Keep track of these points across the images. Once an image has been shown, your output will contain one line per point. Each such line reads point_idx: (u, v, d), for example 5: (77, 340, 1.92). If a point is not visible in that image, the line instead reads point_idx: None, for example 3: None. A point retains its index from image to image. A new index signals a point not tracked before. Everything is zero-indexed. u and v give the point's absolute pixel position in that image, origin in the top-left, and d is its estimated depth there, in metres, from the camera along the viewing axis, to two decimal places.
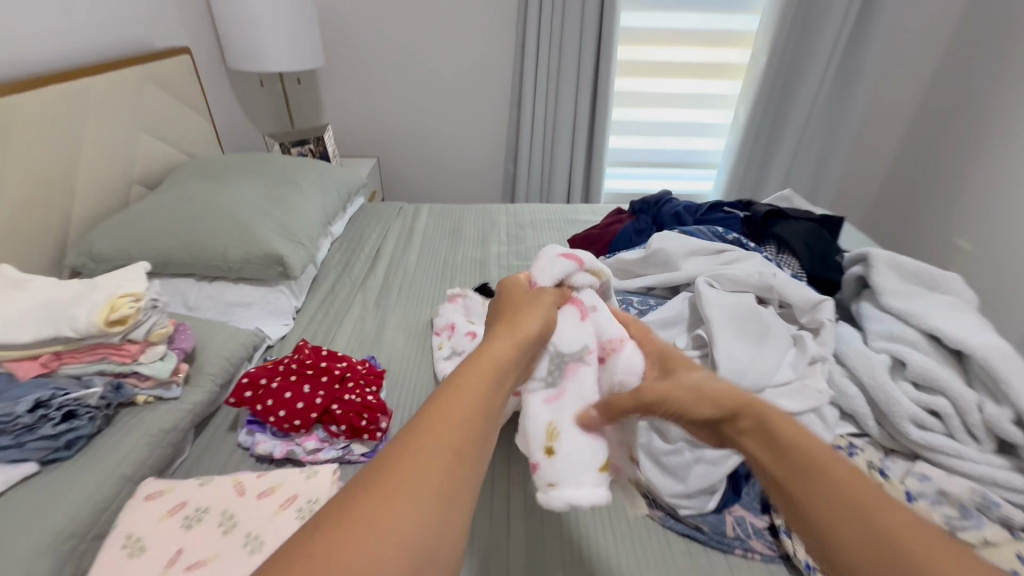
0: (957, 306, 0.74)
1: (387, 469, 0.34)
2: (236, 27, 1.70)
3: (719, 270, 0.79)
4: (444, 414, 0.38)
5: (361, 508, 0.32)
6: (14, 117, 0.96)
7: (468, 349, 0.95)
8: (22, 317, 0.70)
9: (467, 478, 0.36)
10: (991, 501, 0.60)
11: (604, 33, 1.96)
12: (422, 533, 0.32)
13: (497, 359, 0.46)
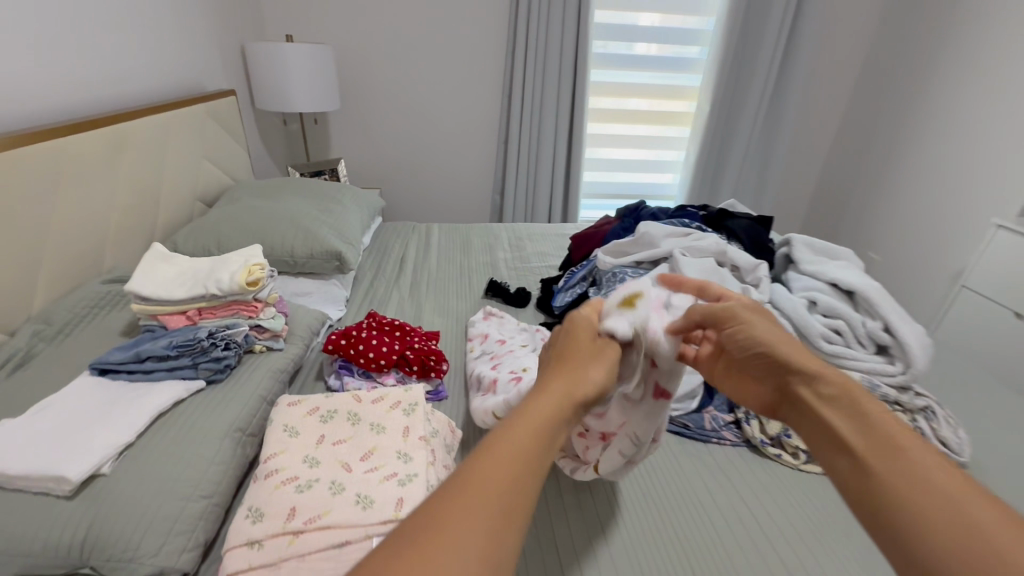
0: (849, 266, 1.08)
1: (473, 479, 0.37)
2: (269, 74, 1.97)
3: (689, 245, 1.10)
4: (518, 437, 0.41)
5: (451, 511, 0.35)
6: (126, 138, 1.19)
7: (498, 349, 1.08)
8: (176, 281, 0.93)
9: (517, 527, 0.36)
10: (875, 383, 0.90)
11: (578, 86, 2.36)
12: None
13: (538, 413, 0.44)
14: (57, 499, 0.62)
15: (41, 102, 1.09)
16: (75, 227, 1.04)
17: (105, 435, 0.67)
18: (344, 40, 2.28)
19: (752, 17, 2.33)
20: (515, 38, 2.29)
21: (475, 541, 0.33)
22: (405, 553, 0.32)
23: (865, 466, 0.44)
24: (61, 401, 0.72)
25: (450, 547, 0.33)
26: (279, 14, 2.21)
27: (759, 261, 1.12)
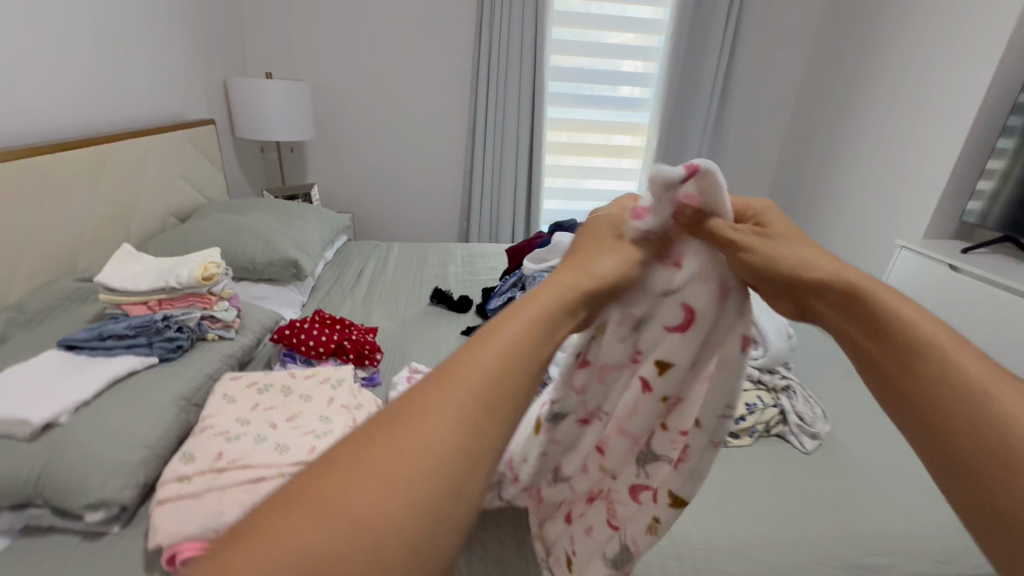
0: None
1: (453, 369, 0.33)
2: (247, 106, 2.17)
3: None
4: (508, 332, 0.35)
5: (432, 398, 0.31)
6: (110, 156, 1.35)
7: None
8: (140, 275, 1.08)
9: (483, 447, 0.31)
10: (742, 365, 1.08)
11: (535, 120, 2.58)
12: (428, 493, 0.27)
13: (517, 329, 0.35)
14: (18, 441, 0.74)
15: (34, 122, 1.25)
16: (55, 230, 1.18)
17: (63, 393, 0.80)
18: (321, 78, 2.51)
19: (691, 62, 2.60)
20: (477, 78, 2.52)
21: (455, 427, 0.30)
22: (324, 484, 0.26)
23: (900, 373, 0.35)
24: (29, 367, 0.85)
25: (422, 435, 0.29)
26: (262, 55, 2.44)
27: None
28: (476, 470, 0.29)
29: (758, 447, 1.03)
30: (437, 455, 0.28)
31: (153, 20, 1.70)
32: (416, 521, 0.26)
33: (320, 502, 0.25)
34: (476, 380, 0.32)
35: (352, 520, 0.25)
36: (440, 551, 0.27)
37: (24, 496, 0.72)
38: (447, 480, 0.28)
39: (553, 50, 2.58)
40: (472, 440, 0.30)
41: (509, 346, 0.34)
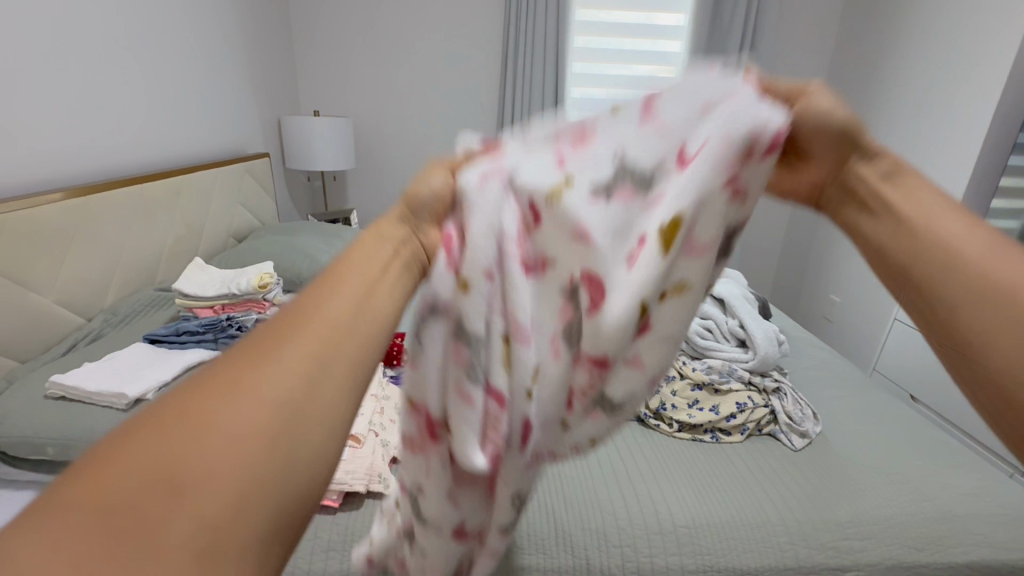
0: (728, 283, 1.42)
1: (253, 352, 0.31)
2: (296, 141, 2.42)
3: None
4: (332, 293, 0.35)
5: (263, 345, 0.31)
6: (186, 186, 1.60)
7: None
8: (208, 283, 1.28)
9: (336, 370, 0.32)
10: (732, 368, 1.20)
11: None
12: (267, 412, 0.28)
13: (354, 286, 0.37)
14: (115, 411, 0.92)
15: (124, 158, 1.51)
16: (142, 248, 1.41)
17: (150, 375, 0.98)
18: (362, 114, 2.77)
19: None
20: (504, 109, 2.71)
21: (266, 390, 0.29)
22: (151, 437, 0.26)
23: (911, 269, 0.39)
24: (123, 355, 1.04)
25: (244, 382, 0.29)
26: (311, 94, 2.72)
27: None
28: (301, 421, 0.29)
29: (748, 443, 1.10)
30: (263, 382, 0.29)
31: (219, 68, 1.97)
32: (276, 434, 0.28)
33: (119, 477, 0.25)
34: (323, 321, 0.33)
35: (190, 483, 0.25)
36: (287, 473, 0.27)
37: None
38: (287, 406, 0.29)
39: (576, 84, 2.75)
40: (291, 390, 0.29)
41: (346, 301, 0.35)
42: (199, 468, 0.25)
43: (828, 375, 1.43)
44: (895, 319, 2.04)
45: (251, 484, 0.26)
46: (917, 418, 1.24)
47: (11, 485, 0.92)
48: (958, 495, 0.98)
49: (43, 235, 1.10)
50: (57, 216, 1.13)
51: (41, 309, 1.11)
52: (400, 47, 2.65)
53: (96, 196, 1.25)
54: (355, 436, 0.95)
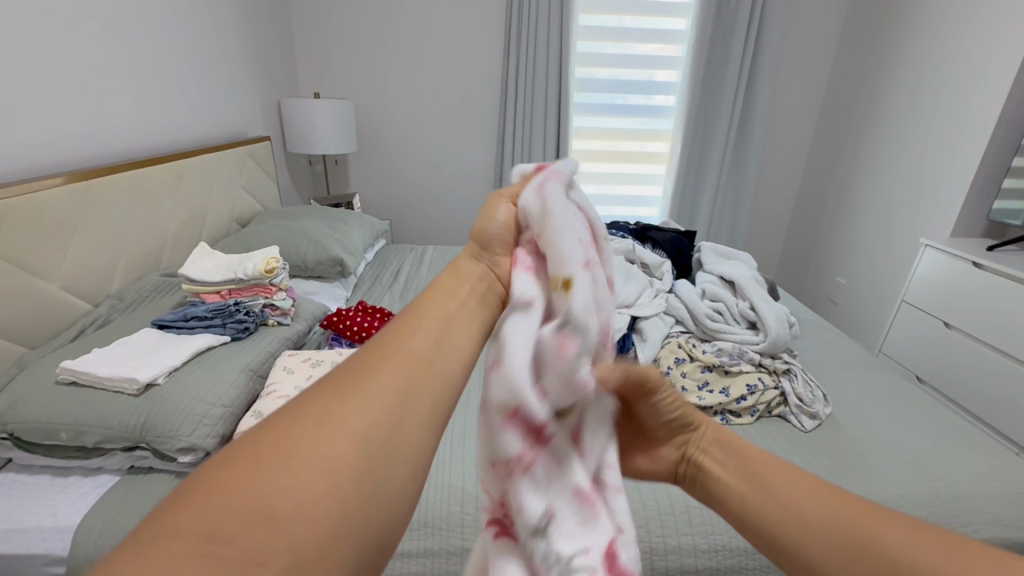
0: (737, 265, 1.40)
1: (317, 411, 0.35)
2: (297, 124, 2.39)
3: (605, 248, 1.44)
4: (378, 363, 0.40)
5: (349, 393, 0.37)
6: (188, 170, 1.58)
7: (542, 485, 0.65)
8: (214, 269, 1.27)
9: (389, 434, 0.36)
10: (743, 350, 1.18)
11: (561, 129, 2.71)
12: (335, 475, 0.32)
13: (403, 356, 0.41)
14: (126, 397, 0.92)
15: (125, 143, 1.49)
16: (147, 232, 1.40)
17: (159, 360, 0.98)
18: (363, 96, 2.73)
19: (713, 71, 2.68)
20: (507, 90, 2.67)
21: (330, 447, 0.33)
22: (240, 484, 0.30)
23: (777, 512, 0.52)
24: (131, 341, 1.03)
25: (335, 425, 0.34)
26: (310, 76, 2.68)
27: (666, 261, 1.45)
28: (365, 474, 0.33)
29: (758, 424, 1.11)
30: (353, 432, 0.34)
31: (217, 49, 1.93)
32: (345, 485, 0.32)
33: (221, 507, 0.29)
34: (373, 390, 0.38)
35: (278, 525, 0.29)
36: (348, 522, 0.31)
37: (132, 441, 0.89)
38: (373, 451, 0.35)
39: (580, 65, 2.70)
40: (353, 450, 0.34)
41: (392, 370, 0.40)
42: (282, 511, 0.29)
43: (837, 357, 1.42)
44: (901, 302, 2.03)
45: (345, 517, 0.31)
46: (926, 399, 1.24)
47: (27, 471, 0.92)
48: (970, 476, 0.98)
49: (46, 221, 1.09)
50: (60, 202, 1.12)
51: (48, 296, 1.10)
52: (401, 27, 2.60)
53: (97, 180, 1.23)
54: None
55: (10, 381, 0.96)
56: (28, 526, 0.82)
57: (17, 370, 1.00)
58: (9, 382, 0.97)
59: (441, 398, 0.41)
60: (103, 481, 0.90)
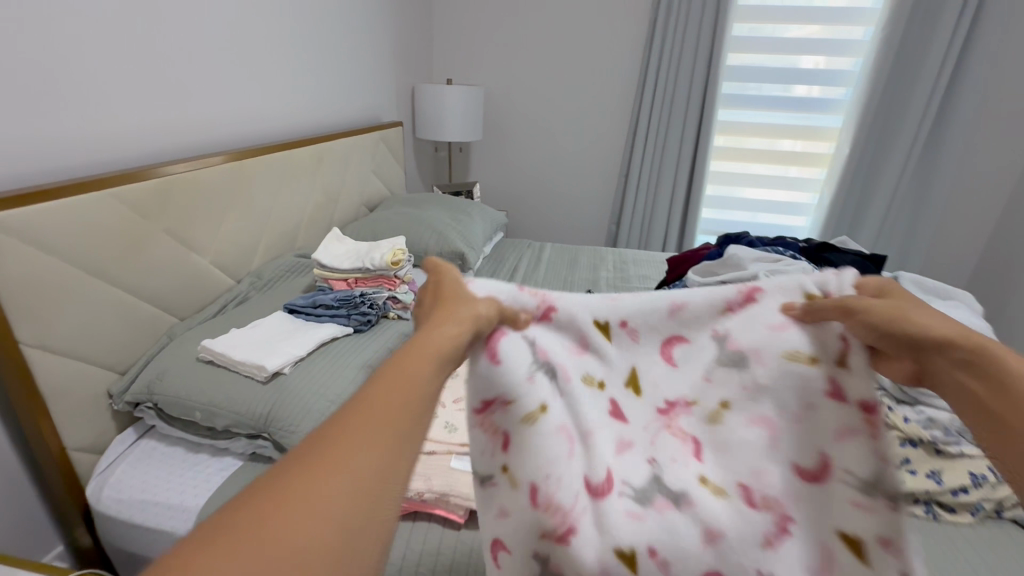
0: (958, 304, 1.09)
1: (337, 433, 0.34)
2: (427, 110, 2.39)
3: (775, 269, 1.15)
4: (415, 349, 0.41)
5: (318, 472, 0.31)
6: (327, 153, 1.61)
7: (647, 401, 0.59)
8: (343, 256, 1.25)
9: (400, 454, 0.35)
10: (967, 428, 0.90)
11: (704, 121, 2.40)
12: (351, 504, 0.31)
13: (436, 344, 0.43)
14: (255, 382, 0.91)
15: (274, 125, 1.54)
16: (287, 212, 1.44)
17: (287, 348, 0.96)
18: (492, 83, 2.66)
19: (907, 61, 2.21)
20: (645, 77, 2.42)
21: (342, 483, 0.31)
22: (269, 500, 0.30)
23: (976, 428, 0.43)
24: (263, 324, 1.03)
25: (318, 495, 0.30)
26: (444, 62, 2.68)
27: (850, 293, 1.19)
28: (362, 510, 0.31)
29: (981, 529, 0.83)
30: (321, 520, 0.30)
31: (360, 34, 1.96)
32: (354, 507, 0.31)
33: (256, 544, 0.28)
34: (402, 404, 0.37)
35: (306, 531, 0.29)
36: (348, 554, 0.30)
37: (256, 429, 0.88)
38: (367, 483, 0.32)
39: (734, 50, 2.38)
40: (357, 484, 0.32)
41: (424, 370, 0.40)
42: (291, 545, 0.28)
43: None
44: None
45: (333, 540, 0.30)
46: None
47: (166, 440, 0.96)
48: None
49: (203, 197, 1.12)
50: (215, 179, 1.15)
51: (200, 269, 1.14)
52: (538, 10, 2.47)
53: (251, 160, 1.27)
54: None
55: (161, 350, 1.01)
56: (159, 501, 0.84)
57: (166, 339, 1.04)
58: (160, 350, 1.02)
59: (414, 430, 0.36)
60: (227, 464, 0.90)
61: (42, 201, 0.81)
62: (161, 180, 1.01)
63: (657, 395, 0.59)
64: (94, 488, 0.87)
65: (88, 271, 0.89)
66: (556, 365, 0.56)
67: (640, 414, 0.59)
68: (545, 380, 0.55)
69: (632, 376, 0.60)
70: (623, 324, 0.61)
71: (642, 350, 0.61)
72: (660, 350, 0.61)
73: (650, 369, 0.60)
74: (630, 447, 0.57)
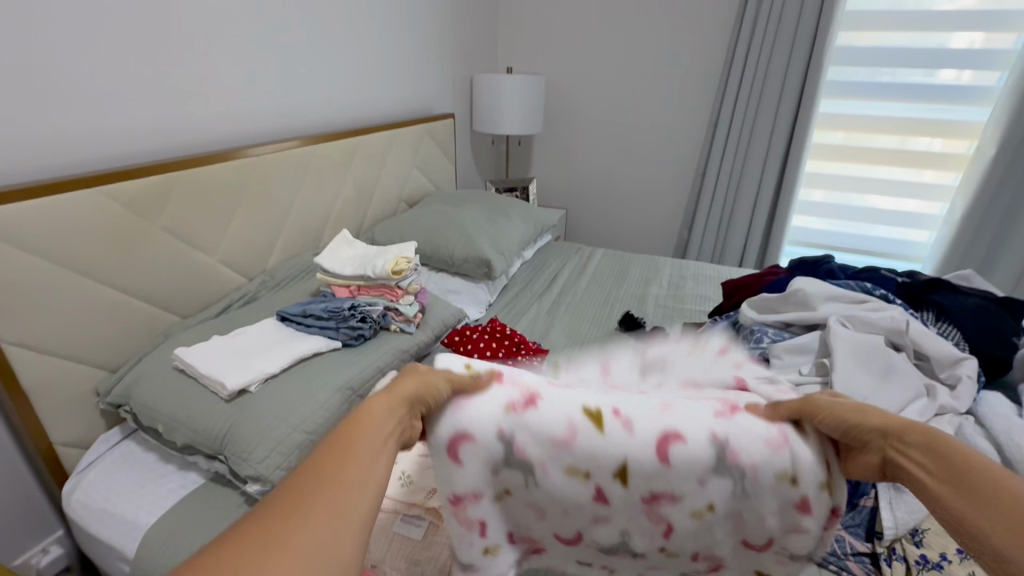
0: None
1: (297, 493, 0.39)
2: (484, 101, 2.27)
3: (855, 314, 0.86)
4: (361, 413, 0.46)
5: (285, 515, 0.37)
6: (360, 148, 1.55)
7: (597, 433, 0.46)
8: (348, 261, 1.17)
9: (361, 497, 0.40)
10: None
11: (802, 112, 2.02)
12: (318, 539, 0.37)
13: (373, 416, 0.46)
14: (218, 401, 0.85)
15: (317, 119, 1.49)
16: (310, 209, 1.39)
17: (258, 363, 0.89)
18: (558, 71, 2.48)
19: None
20: (732, 61, 2.09)
21: (308, 523, 0.37)
22: (236, 542, 0.35)
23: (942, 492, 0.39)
24: (249, 332, 0.98)
25: (289, 536, 0.36)
26: (510, 50, 2.53)
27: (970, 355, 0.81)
28: (327, 544, 0.36)
29: None
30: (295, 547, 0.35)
31: (416, 22, 1.87)
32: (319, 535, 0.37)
33: (233, 572, 0.33)
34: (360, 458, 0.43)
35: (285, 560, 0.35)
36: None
37: (212, 451, 0.82)
38: (330, 517, 0.38)
39: (847, 28, 1.98)
40: (324, 526, 0.37)
41: (373, 420, 0.46)
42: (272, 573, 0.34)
43: None
44: None
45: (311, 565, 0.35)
46: None
47: (146, 444, 0.94)
48: None
49: (207, 196, 1.10)
50: (222, 177, 1.12)
51: (206, 268, 1.12)
52: None
53: (268, 156, 1.23)
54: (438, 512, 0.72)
55: (152, 351, 0.99)
56: (115, 513, 0.82)
57: (162, 339, 1.03)
58: (153, 349, 1.01)
59: (370, 474, 0.42)
60: (188, 482, 0.86)
61: (28, 199, 0.80)
62: (158, 179, 0.99)
63: (644, 485, 0.46)
64: (68, 488, 0.88)
65: (78, 272, 0.89)
66: (511, 439, 0.48)
67: (630, 451, 0.46)
68: (497, 411, 0.48)
69: (598, 422, 0.47)
70: (615, 411, 0.47)
71: (626, 401, 0.49)
72: (647, 440, 0.46)
73: (625, 404, 0.48)
74: (605, 461, 0.46)
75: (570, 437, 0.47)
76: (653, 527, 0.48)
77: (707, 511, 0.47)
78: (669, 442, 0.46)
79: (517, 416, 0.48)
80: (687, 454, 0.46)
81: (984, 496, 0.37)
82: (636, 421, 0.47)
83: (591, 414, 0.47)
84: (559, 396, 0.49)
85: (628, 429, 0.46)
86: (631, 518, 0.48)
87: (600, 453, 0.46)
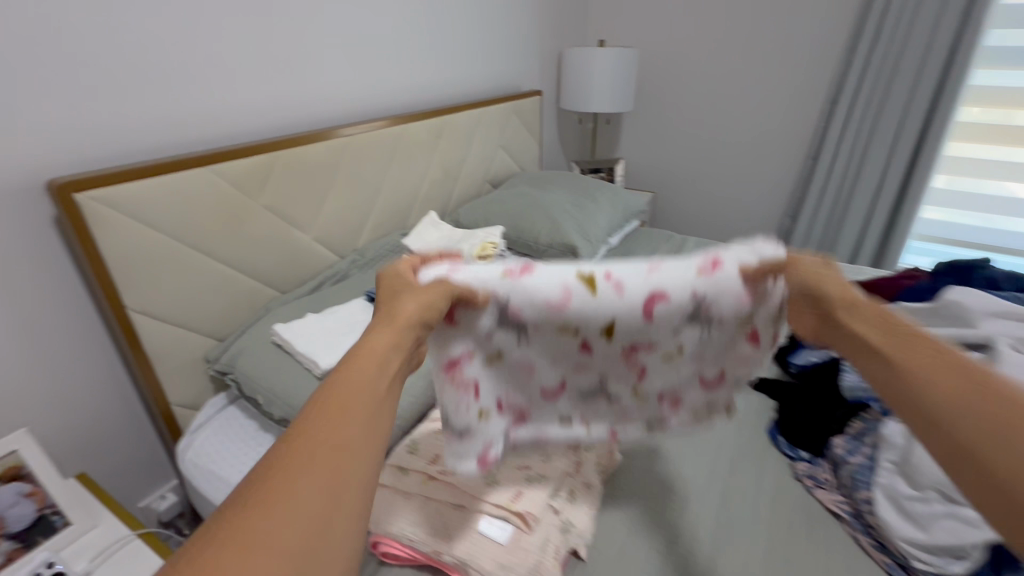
0: None
1: (284, 464, 0.35)
2: (573, 78, 2.17)
3: None
4: (355, 362, 0.42)
5: (273, 497, 0.33)
6: (448, 127, 1.53)
7: (603, 294, 0.54)
8: (435, 244, 1.15)
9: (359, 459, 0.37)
10: None
11: (949, 85, 1.72)
12: (309, 514, 0.33)
13: (374, 355, 0.43)
14: (312, 378, 0.87)
15: (407, 99, 1.49)
16: (399, 189, 1.40)
17: (349, 344, 0.90)
18: (654, 44, 2.30)
19: None
20: (862, 27, 1.82)
21: (301, 500, 0.33)
22: (222, 537, 0.31)
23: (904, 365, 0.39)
24: (341, 311, 1.00)
25: (272, 522, 0.32)
26: (603, 23, 2.39)
27: None
28: (323, 532, 0.33)
29: None
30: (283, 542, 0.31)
31: None
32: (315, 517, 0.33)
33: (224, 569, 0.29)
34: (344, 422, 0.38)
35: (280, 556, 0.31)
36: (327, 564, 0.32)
37: None
38: (326, 484, 0.35)
39: None
40: (315, 501, 0.34)
41: (367, 371, 0.42)
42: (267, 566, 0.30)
43: None
44: None
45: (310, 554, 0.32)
46: None
47: (248, 411, 1.00)
48: None
49: (306, 175, 1.13)
50: (319, 157, 1.15)
51: (303, 245, 1.17)
52: None
53: (361, 136, 1.24)
54: (524, 515, 0.66)
55: (254, 324, 1.05)
56: (220, 475, 0.87)
57: (263, 313, 1.08)
58: (254, 322, 1.06)
59: (363, 436, 0.38)
60: None
61: (148, 177, 0.86)
62: (261, 159, 1.03)
63: (626, 340, 0.58)
64: (182, 446, 0.95)
65: (193, 247, 0.95)
66: (526, 318, 0.56)
67: (617, 309, 0.55)
68: (511, 336, 0.57)
69: (595, 279, 0.54)
70: (609, 275, 0.54)
71: (631, 266, 0.55)
72: (643, 304, 0.54)
73: (629, 291, 0.54)
74: (584, 367, 0.61)
75: (618, 287, 0.54)
76: (630, 373, 0.62)
77: (677, 351, 0.59)
78: (661, 297, 0.54)
79: (547, 305, 0.54)
80: (666, 308, 0.55)
81: (954, 366, 0.37)
82: (653, 288, 0.54)
83: (608, 324, 0.55)
84: (601, 291, 0.54)
85: (654, 270, 0.54)
86: (611, 363, 0.60)
87: (622, 295, 0.54)
